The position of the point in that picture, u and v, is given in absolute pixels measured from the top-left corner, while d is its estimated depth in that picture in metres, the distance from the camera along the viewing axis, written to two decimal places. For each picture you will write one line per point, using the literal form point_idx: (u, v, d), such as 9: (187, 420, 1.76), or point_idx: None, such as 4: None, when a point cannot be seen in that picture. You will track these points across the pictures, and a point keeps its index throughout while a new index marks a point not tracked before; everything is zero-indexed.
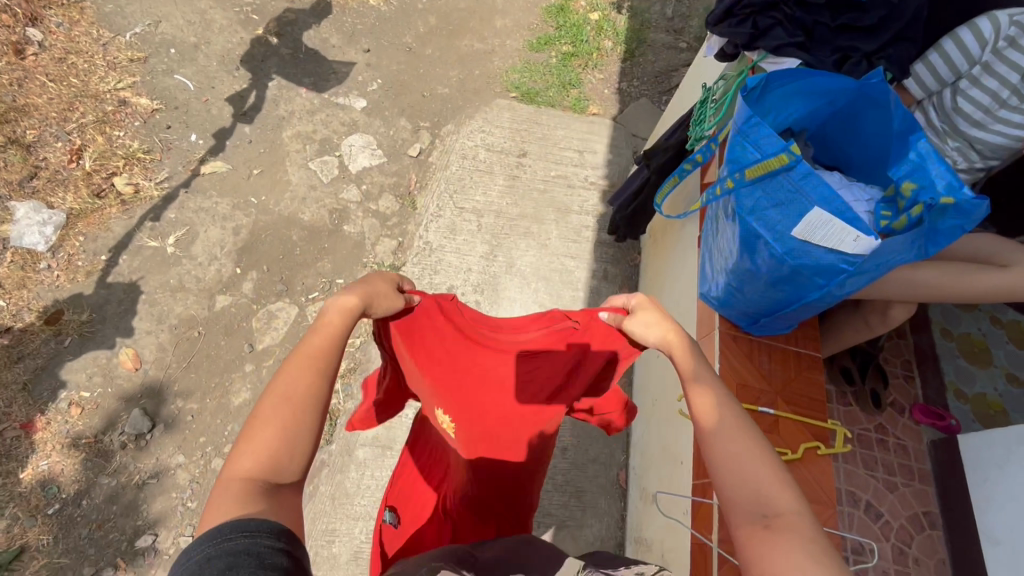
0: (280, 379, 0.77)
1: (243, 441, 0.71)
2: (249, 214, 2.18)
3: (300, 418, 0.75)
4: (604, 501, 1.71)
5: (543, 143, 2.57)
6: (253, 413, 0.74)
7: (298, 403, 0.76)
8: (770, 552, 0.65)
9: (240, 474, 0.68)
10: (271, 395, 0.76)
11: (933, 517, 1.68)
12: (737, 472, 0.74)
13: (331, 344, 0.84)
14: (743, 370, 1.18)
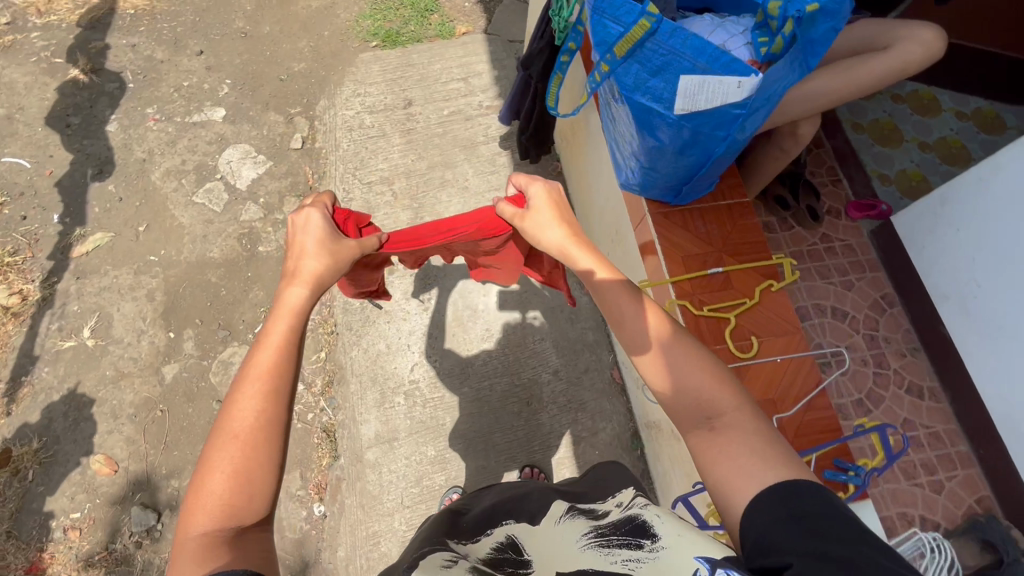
0: (232, 409, 0.75)
1: (207, 476, 0.71)
2: (156, 274, 2.01)
3: (256, 451, 0.73)
4: (608, 402, 1.78)
5: (424, 84, 2.41)
6: (212, 446, 0.73)
7: (253, 437, 0.74)
8: (721, 452, 0.73)
9: (206, 512, 0.69)
10: (226, 428, 0.74)
11: (891, 297, 1.82)
12: (678, 388, 0.80)
13: (282, 359, 0.79)
14: (682, 239, 1.18)
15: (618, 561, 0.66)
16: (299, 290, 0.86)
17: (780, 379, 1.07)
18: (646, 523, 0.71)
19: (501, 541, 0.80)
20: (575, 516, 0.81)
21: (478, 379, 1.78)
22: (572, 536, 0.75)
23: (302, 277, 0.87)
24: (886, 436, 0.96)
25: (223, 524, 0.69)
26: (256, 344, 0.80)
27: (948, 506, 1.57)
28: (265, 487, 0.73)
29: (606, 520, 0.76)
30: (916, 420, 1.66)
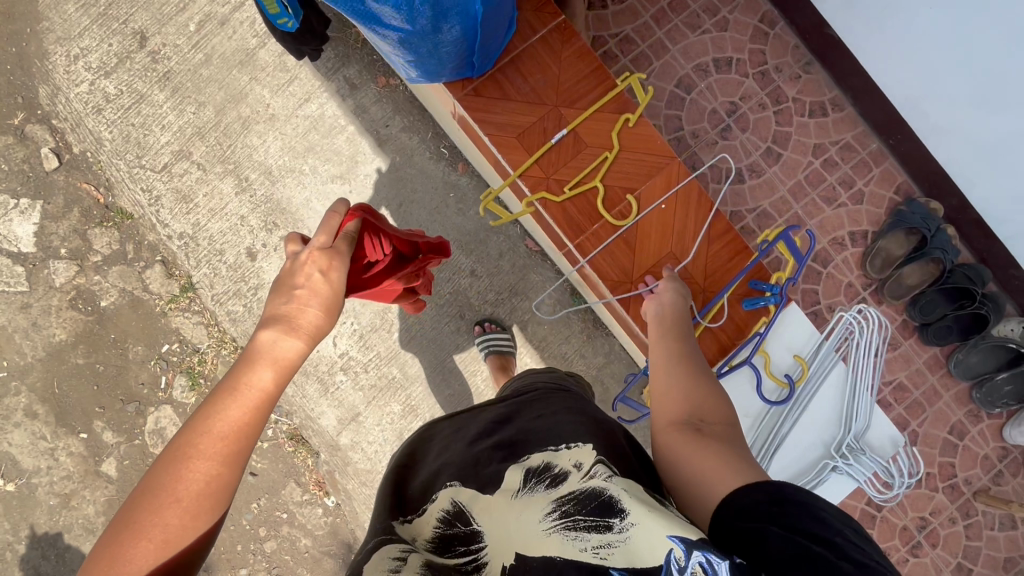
0: (182, 464, 0.65)
1: (132, 540, 0.61)
2: (17, 389, 1.72)
3: (200, 521, 0.65)
4: (536, 275, 1.66)
5: (145, 3, 1.78)
6: (144, 505, 0.63)
7: (202, 506, 0.65)
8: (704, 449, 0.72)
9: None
10: (171, 491, 0.64)
11: (770, 15, 1.56)
12: (668, 389, 0.81)
13: (249, 425, 0.70)
14: (506, 115, 0.93)
15: (587, 546, 0.65)
16: (295, 341, 0.75)
17: (672, 228, 0.95)
18: (613, 499, 0.70)
19: (448, 510, 0.81)
20: (536, 488, 0.78)
21: (403, 319, 1.66)
22: (530, 514, 0.73)
23: (304, 327, 0.76)
24: (792, 241, 0.90)
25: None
26: (229, 397, 0.70)
27: (871, 211, 1.57)
28: (198, 554, 0.66)
29: (564, 492, 0.75)
30: (826, 141, 1.57)
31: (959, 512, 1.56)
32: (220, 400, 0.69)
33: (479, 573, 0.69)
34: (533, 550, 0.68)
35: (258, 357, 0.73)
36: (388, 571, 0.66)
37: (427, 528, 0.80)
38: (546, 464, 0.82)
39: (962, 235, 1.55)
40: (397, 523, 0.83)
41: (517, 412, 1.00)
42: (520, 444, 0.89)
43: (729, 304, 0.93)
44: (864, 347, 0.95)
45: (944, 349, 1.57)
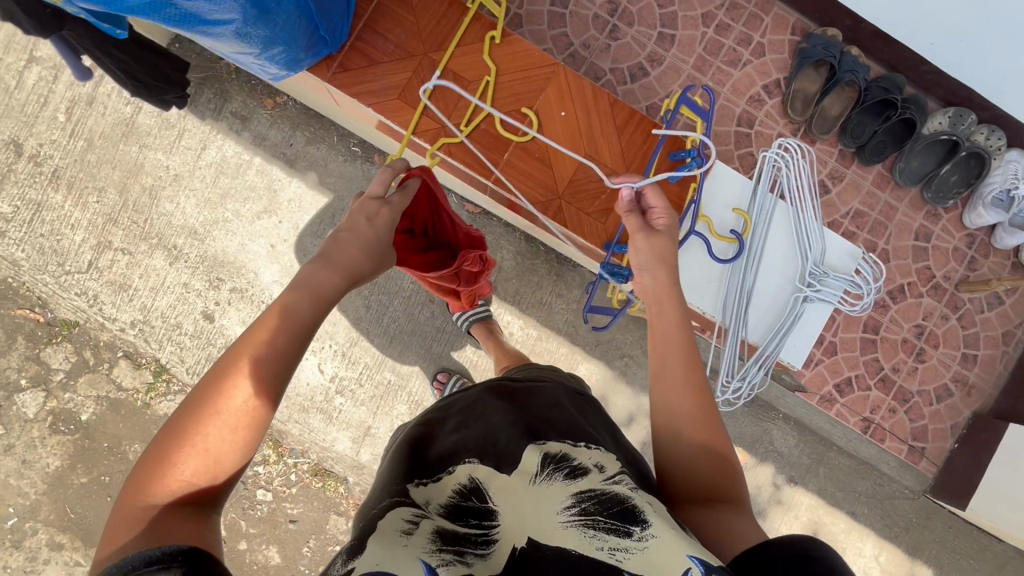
0: (231, 383, 0.70)
1: (175, 447, 0.67)
2: (33, 528, 1.69)
3: (241, 438, 0.70)
4: (488, 235, 1.66)
5: (5, 110, 1.70)
6: (188, 417, 0.68)
7: (243, 421, 0.70)
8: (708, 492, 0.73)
9: (166, 486, 0.65)
10: (216, 404, 0.69)
11: None
12: (678, 443, 0.77)
13: (291, 350, 0.76)
14: (384, 77, 0.94)
15: (604, 548, 0.63)
16: (330, 269, 0.82)
17: (578, 128, 0.96)
18: (637, 507, 0.67)
19: (465, 483, 0.77)
20: (554, 476, 0.74)
21: (378, 323, 1.66)
22: (548, 503, 0.70)
23: (340, 258, 0.84)
24: (691, 101, 0.89)
25: (179, 500, 0.64)
26: (272, 319, 0.76)
27: (775, 59, 1.59)
28: (235, 471, 0.70)
29: (585, 485, 0.71)
30: (711, 8, 1.57)
31: (949, 308, 1.62)
32: (262, 327, 0.75)
33: (489, 551, 0.66)
34: (549, 539, 0.66)
35: (299, 287, 0.80)
36: (401, 536, 0.65)
37: (442, 494, 0.76)
38: (566, 454, 0.79)
39: (867, 52, 1.57)
40: (410, 484, 0.79)
41: (536, 404, 0.95)
42: (545, 426, 0.86)
43: (659, 183, 0.94)
44: (796, 180, 0.96)
45: (886, 165, 1.61)
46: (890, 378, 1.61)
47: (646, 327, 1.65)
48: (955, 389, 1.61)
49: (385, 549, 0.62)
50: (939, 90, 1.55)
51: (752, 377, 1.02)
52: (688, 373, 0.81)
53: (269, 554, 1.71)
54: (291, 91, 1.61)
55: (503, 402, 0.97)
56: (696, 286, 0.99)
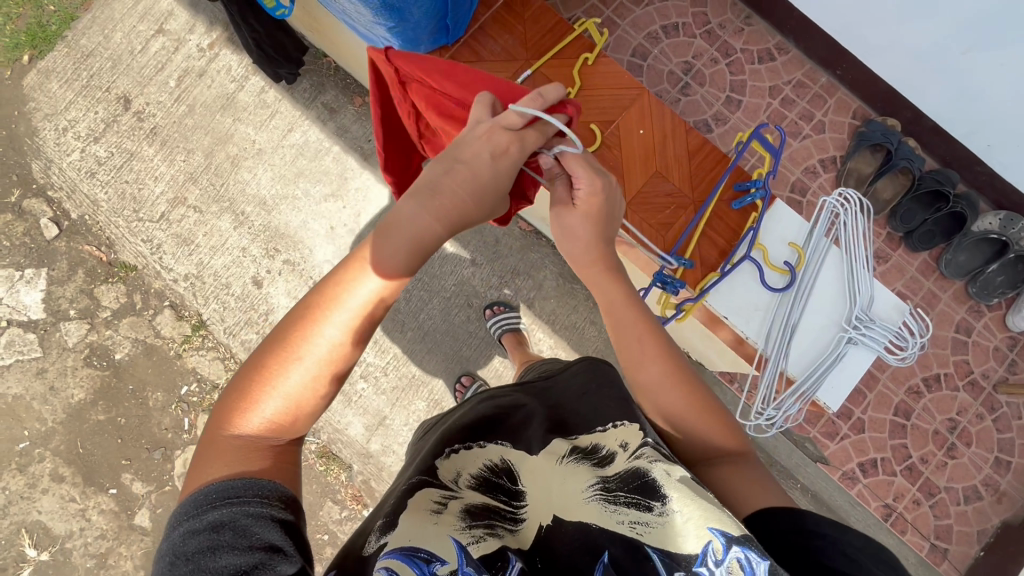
0: (317, 331, 0.72)
1: (267, 385, 0.70)
2: (41, 455, 1.72)
3: (323, 387, 0.73)
4: (536, 253, 1.72)
5: (125, 69, 1.88)
6: (278, 355, 0.71)
7: (324, 369, 0.72)
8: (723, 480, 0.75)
9: (256, 422, 0.69)
10: (299, 349, 0.72)
11: None
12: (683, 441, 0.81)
13: (373, 299, 0.75)
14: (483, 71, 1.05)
15: (625, 522, 0.67)
16: (423, 214, 0.77)
17: (653, 147, 1.04)
18: (656, 481, 0.68)
19: (496, 461, 0.81)
20: (581, 460, 0.77)
21: (414, 317, 1.70)
22: (576, 482, 0.74)
23: (438, 203, 0.78)
24: (764, 138, 0.97)
25: (269, 435, 0.69)
26: (353, 265, 0.76)
27: (834, 138, 1.68)
28: (318, 417, 0.73)
29: (609, 467, 0.74)
30: (779, 83, 1.68)
31: (985, 407, 1.58)
32: (350, 273, 0.75)
33: (517, 527, 0.71)
34: (574, 515, 0.70)
35: (389, 229, 0.77)
36: (431, 514, 0.67)
37: (474, 465, 0.80)
38: (594, 443, 0.80)
39: (924, 145, 1.64)
40: (439, 454, 0.82)
41: (568, 400, 0.94)
42: (576, 415, 0.89)
43: (720, 207, 1.02)
44: (852, 227, 1.01)
45: (932, 254, 1.64)
46: (917, 468, 1.58)
47: None
48: (984, 493, 1.56)
49: (414, 522, 0.65)
50: (992, 192, 1.60)
51: (786, 408, 1.05)
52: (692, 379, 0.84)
53: None
54: None
55: (542, 402, 0.96)
56: (744, 309, 1.04)
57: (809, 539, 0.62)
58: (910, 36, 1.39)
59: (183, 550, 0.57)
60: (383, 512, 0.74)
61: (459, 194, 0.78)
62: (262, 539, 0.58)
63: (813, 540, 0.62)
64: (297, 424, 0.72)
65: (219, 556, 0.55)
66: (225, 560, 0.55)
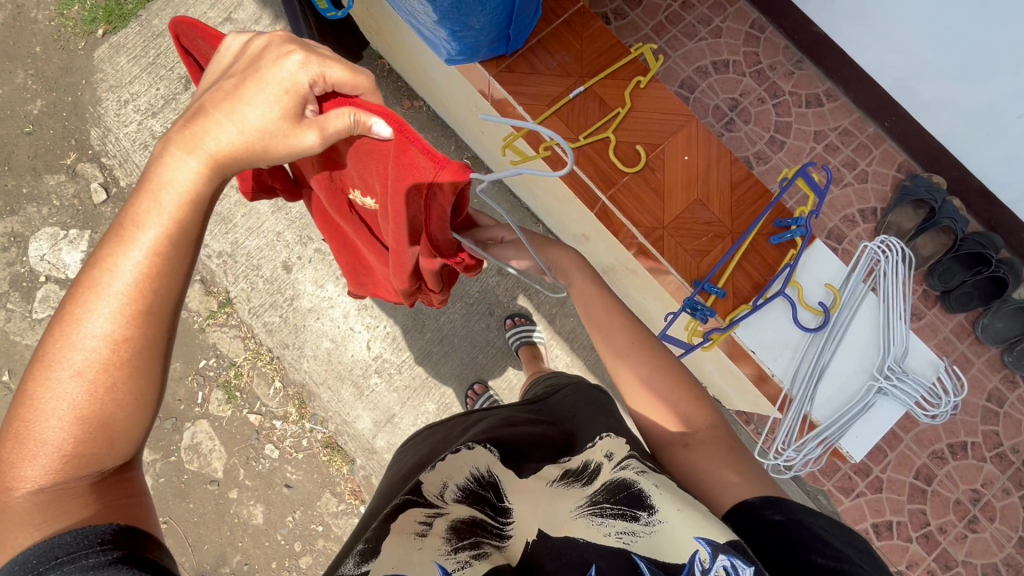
0: (77, 335, 0.57)
1: (38, 415, 0.56)
2: None
3: (111, 394, 0.58)
4: None
5: None
6: (37, 376, 0.57)
7: (102, 372, 0.58)
8: (693, 466, 0.76)
9: (36, 467, 0.55)
10: (59, 364, 0.57)
11: (760, 21, 1.72)
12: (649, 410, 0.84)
13: (148, 269, 0.60)
14: (537, 85, 1.08)
15: (612, 534, 0.65)
16: (188, 161, 0.63)
17: (695, 175, 1.04)
18: (643, 492, 0.67)
19: (482, 471, 0.79)
20: (572, 480, 0.74)
21: (435, 319, 1.71)
22: (561, 501, 0.71)
23: (201, 145, 0.64)
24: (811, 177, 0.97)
25: (66, 474, 0.56)
26: (115, 246, 0.60)
27: (877, 189, 1.66)
28: (131, 424, 0.60)
29: (596, 483, 0.72)
30: (825, 129, 1.68)
31: (1012, 483, 1.52)
32: (109, 252, 0.60)
33: (505, 543, 0.69)
34: (561, 532, 0.68)
35: (154, 200, 0.61)
36: (415, 538, 0.66)
37: (461, 476, 0.78)
38: (583, 462, 0.78)
39: (968, 206, 1.61)
40: (425, 470, 0.81)
41: (564, 414, 0.97)
42: (572, 429, 0.90)
43: (757, 241, 1.01)
44: (893, 276, 0.99)
45: (969, 317, 1.60)
46: (934, 537, 1.52)
47: None
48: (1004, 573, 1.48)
49: (400, 548, 0.64)
50: None
51: (807, 451, 1.03)
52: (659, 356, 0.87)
53: (254, 512, 1.69)
54: (430, 98, 1.80)
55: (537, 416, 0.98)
56: (774, 347, 1.02)
57: (790, 533, 0.65)
58: (965, 95, 1.37)
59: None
60: (367, 534, 0.71)
61: (243, 129, 0.64)
62: None
63: (791, 533, 0.65)
64: (106, 454, 0.58)
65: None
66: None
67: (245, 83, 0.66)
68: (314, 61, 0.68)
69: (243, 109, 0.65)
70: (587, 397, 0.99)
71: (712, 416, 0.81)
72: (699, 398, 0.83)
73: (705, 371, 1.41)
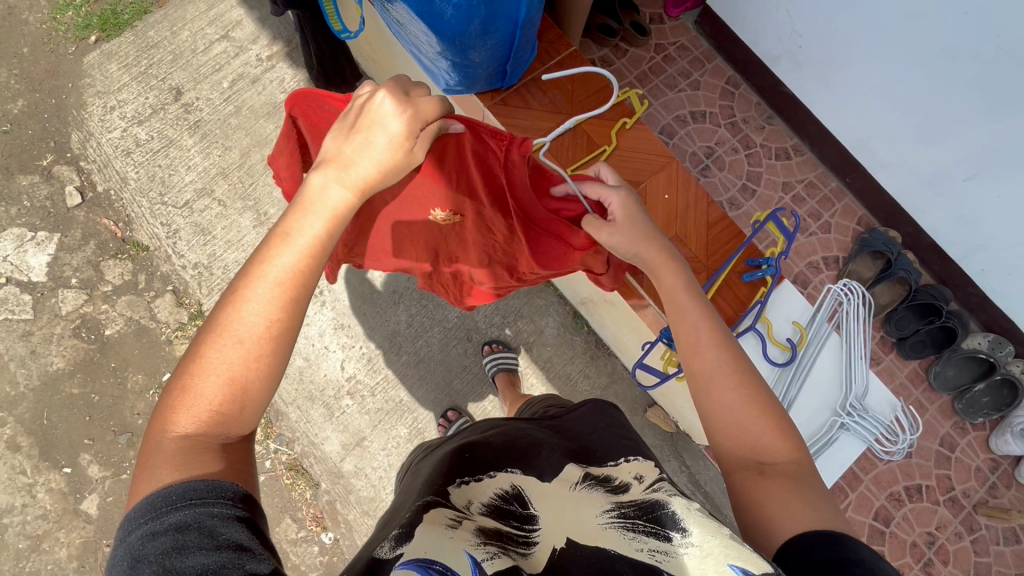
0: (236, 305, 0.64)
1: (200, 374, 0.63)
2: (3, 420, 1.66)
3: (264, 363, 0.64)
4: (541, 298, 1.76)
5: (184, 64, 1.99)
6: (204, 341, 0.64)
7: (258, 342, 0.64)
8: (758, 490, 0.70)
9: (189, 417, 0.61)
10: (225, 327, 0.64)
11: (735, 79, 1.85)
12: (734, 424, 0.76)
13: (303, 264, 0.68)
14: (527, 120, 1.13)
15: (645, 548, 0.67)
16: (340, 191, 0.72)
17: (675, 213, 1.10)
18: (673, 514, 0.73)
19: (506, 489, 0.84)
20: (594, 487, 0.82)
21: (413, 342, 1.71)
22: (589, 509, 0.77)
23: (352, 179, 0.73)
24: (780, 221, 1.03)
25: (208, 429, 0.61)
26: (279, 237, 0.68)
27: (839, 239, 1.77)
28: (264, 398, 0.65)
29: (625, 496, 0.78)
30: (792, 180, 1.80)
31: (964, 527, 1.57)
32: (272, 247, 0.68)
33: (529, 549, 0.71)
34: (591, 540, 0.70)
35: (305, 208, 0.70)
36: (446, 529, 0.71)
37: (484, 494, 0.83)
38: (607, 475, 0.87)
39: (921, 260, 1.72)
40: (451, 485, 0.87)
41: (577, 433, 1.05)
42: (584, 451, 0.97)
43: (730, 277, 1.06)
44: (855, 317, 1.06)
45: (923, 364, 1.69)
46: None
47: (659, 437, 1.65)
48: None
49: (432, 537, 0.69)
50: (984, 314, 1.65)
51: None
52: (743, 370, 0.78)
53: None
54: None
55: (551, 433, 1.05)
56: None
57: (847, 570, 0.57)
58: (917, 156, 1.50)
59: (144, 558, 0.50)
60: (397, 525, 0.78)
61: (375, 162, 0.73)
62: (228, 539, 0.52)
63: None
64: (233, 422, 0.63)
65: (185, 558, 0.49)
66: (193, 559, 0.49)
67: (368, 133, 0.74)
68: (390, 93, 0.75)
69: (363, 144, 0.73)
70: (605, 421, 1.08)
71: (794, 451, 0.73)
72: (787, 438, 0.74)
73: (677, 404, 1.44)
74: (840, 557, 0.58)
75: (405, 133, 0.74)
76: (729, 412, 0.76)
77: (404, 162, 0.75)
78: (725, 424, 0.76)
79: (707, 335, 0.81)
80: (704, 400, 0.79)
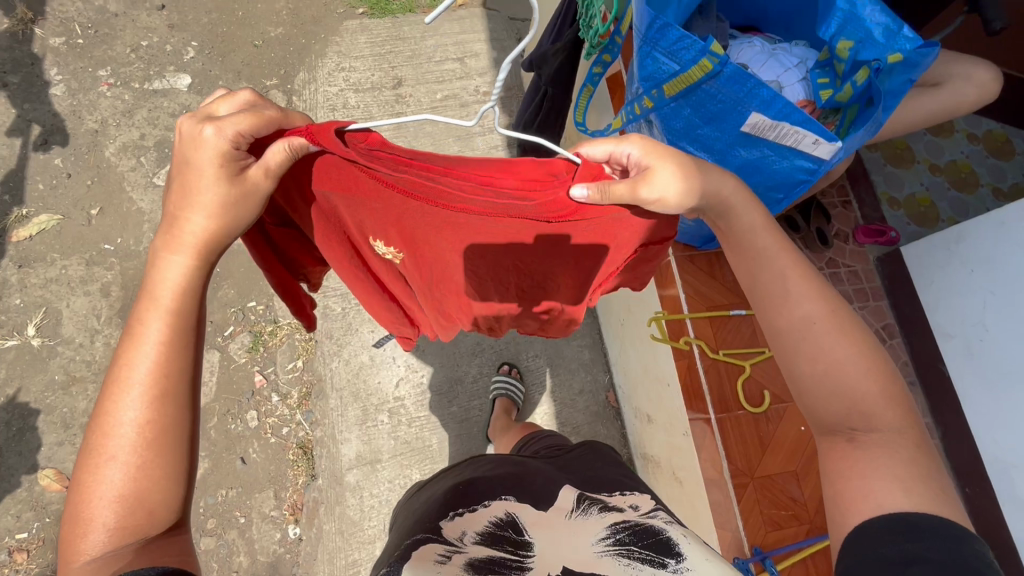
0: (106, 420, 0.63)
1: (87, 502, 0.61)
2: (111, 265, 1.79)
3: (150, 467, 0.63)
4: (603, 426, 1.70)
5: (416, 64, 2.20)
6: (84, 466, 0.62)
7: (139, 449, 0.63)
8: (855, 465, 0.70)
9: (91, 542, 0.60)
10: (104, 445, 0.63)
11: (892, 328, 1.75)
12: (820, 389, 0.74)
13: (160, 361, 0.66)
14: (712, 289, 1.23)
15: (641, 572, 0.67)
16: (175, 260, 0.68)
17: (800, 446, 1.12)
18: (674, 542, 0.74)
19: (501, 517, 0.83)
20: (588, 514, 0.82)
21: (468, 397, 1.70)
22: (584, 536, 0.75)
23: (181, 242, 0.68)
24: None
25: (119, 545, 0.61)
26: (125, 336, 0.66)
27: None
28: (167, 496, 0.64)
29: (621, 523, 0.78)
30: None
31: None
32: (126, 354, 0.66)
33: (521, 574, 0.68)
34: (586, 566, 0.68)
35: (156, 302, 0.67)
36: (436, 564, 0.70)
37: (477, 523, 0.81)
38: (603, 504, 0.86)
39: None
40: (442, 518, 0.84)
41: (578, 465, 1.07)
42: (580, 481, 0.96)
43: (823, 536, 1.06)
44: None
45: None
46: None
47: None
48: None
49: None
50: None
51: None
52: (849, 324, 0.75)
53: None
54: None
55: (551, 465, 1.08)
56: None
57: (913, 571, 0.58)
58: None
59: None
60: (389, 563, 0.76)
61: (208, 215, 0.67)
62: None
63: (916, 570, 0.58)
64: (145, 501, 0.63)
65: None
66: None
67: (187, 178, 0.67)
68: (226, 123, 0.65)
69: (202, 187, 0.67)
70: (604, 458, 1.11)
71: (899, 419, 0.71)
72: (890, 404, 0.72)
73: None
74: (909, 551, 0.60)
75: (221, 151, 0.66)
76: (824, 366, 0.73)
77: (241, 189, 0.68)
78: (811, 373, 0.74)
79: (798, 283, 0.77)
80: (793, 355, 0.76)
